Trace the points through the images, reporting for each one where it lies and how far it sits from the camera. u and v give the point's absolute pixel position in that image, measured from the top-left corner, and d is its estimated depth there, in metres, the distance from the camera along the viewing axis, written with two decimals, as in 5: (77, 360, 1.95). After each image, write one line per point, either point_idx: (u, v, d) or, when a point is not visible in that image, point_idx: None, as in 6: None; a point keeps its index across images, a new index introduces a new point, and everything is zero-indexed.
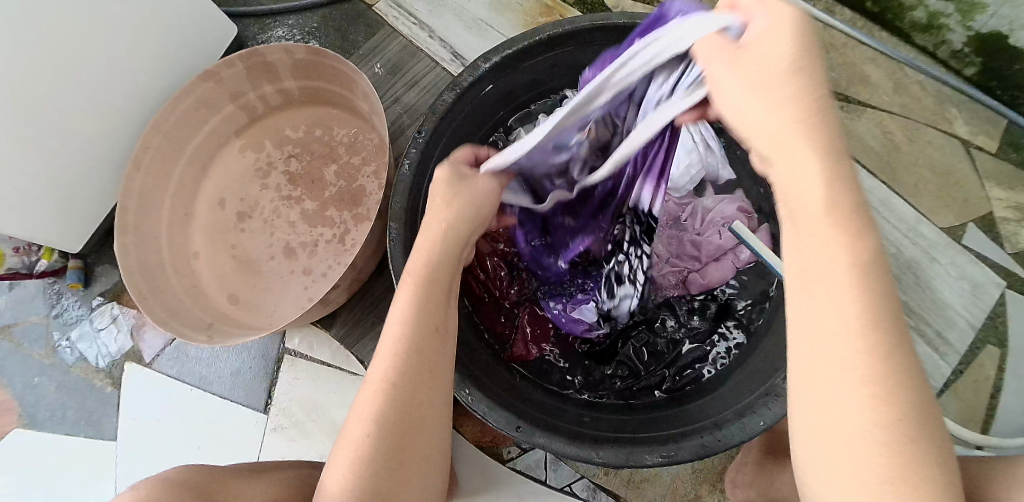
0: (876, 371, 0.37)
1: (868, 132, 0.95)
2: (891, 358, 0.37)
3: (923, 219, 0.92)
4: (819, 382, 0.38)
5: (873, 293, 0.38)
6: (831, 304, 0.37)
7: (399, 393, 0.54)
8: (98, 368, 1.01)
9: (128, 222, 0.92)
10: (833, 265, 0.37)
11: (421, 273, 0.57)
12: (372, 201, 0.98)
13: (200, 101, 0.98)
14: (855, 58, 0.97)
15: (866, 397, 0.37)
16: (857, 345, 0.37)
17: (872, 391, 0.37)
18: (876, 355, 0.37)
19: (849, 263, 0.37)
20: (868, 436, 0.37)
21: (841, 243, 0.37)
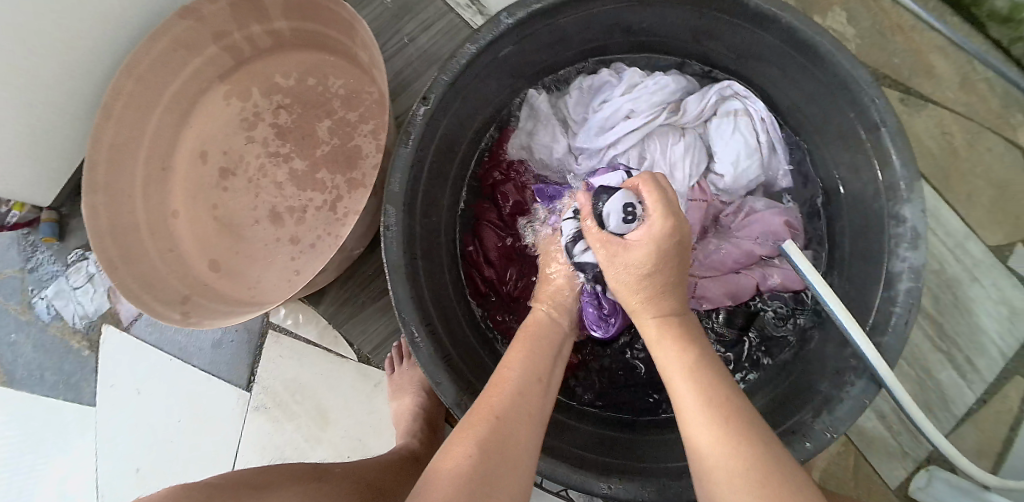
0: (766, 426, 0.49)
1: (926, 131, 0.85)
2: (710, 393, 0.49)
3: (970, 234, 0.84)
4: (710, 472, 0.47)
5: (707, 383, 0.50)
6: (691, 419, 0.49)
7: (511, 401, 0.56)
8: (74, 328, 0.95)
9: (97, 179, 0.83)
10: (685, 392, 0.50)
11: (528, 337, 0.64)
12: (369, 165, 0.88)
13: (179, 41, 0.87)
14: (922, 44, 0.85)
15: (710, 440, 0.47)
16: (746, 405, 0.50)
17: (715, 434, 0.47)
18: (723, 434, 0.47)
19: (699, 403, 0.49)
20: (736, 486, 0.45)
21: (694, 383, 0.50)
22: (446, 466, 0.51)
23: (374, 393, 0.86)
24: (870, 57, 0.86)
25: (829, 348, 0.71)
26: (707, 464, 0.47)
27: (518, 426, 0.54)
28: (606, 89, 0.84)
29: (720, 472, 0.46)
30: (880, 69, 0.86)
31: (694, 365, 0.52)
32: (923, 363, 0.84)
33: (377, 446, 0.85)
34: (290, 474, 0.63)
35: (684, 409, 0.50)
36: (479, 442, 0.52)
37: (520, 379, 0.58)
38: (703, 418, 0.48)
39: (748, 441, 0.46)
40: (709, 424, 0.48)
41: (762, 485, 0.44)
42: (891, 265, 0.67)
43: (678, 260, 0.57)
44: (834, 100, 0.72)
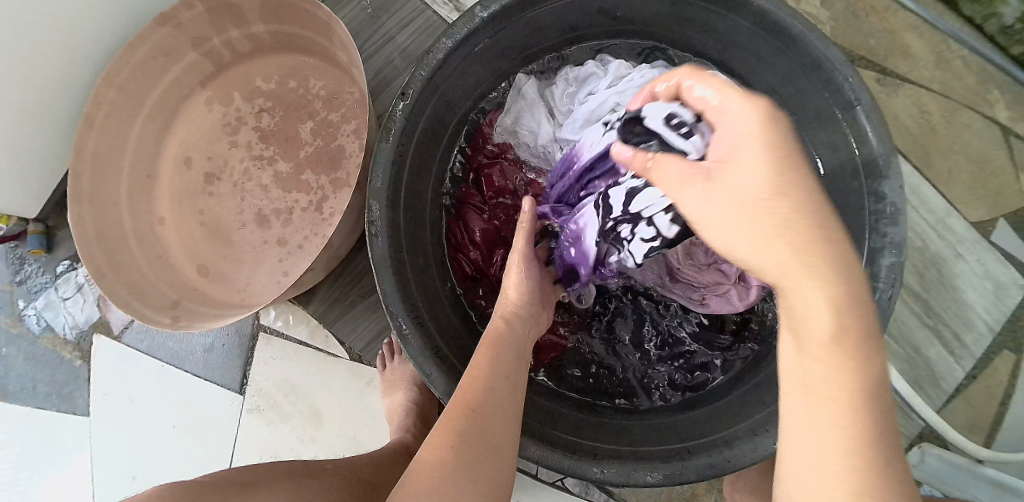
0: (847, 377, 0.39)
1: (904, 109, 0.85)
2: (857, 339, 0.39)
3: (953, 210, 0.84)
4: (811, 435, 0.41)
5: (859, 334, 0.39)
6: (812, 361, 0.40)
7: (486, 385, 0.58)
8: (66, 339, 0.95)
9: (82, 189, 0.83)
10: (825, 323, 0.39)
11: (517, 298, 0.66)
12: (352, 164, 0.88)
13: (158, 49, 0.87)
14: (897, 24, 0.86)
15: (836, 419, 0.39)
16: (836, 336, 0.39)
17: (844, 408, 0.39)
18: (854, 403, 0.39)
19: (844, 365, 0.39)
20: (840, 467, 0.39)
21: (842, 342, 0.39)
22: (427, 457, 0.54)
23: (366, 390, 0.87)
24: (846, 38, 0.86)
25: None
26: (822, 437, 0.40)
27: (497, 406, 0.57)
28: (593, 80, 0.81)
29: (828, 456, 0.39)
30: (856, 50, 0.86)
31: (840, 291, 0.39)
32: (911, 341, 0.84)
33: (372, 441, 0.86)
34: (282, 470, 0.63)
35: (809, 333, 0.40)
36: (458, 429, 0.55)
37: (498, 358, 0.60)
38: (833, 373, 0.40)
39: (879, 428, 0.39)
40: (840, 381, 0.39)
41: (865, 478, 0.39)
42: (873, 242, 0.68)
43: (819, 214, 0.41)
44: (811, 81, 0.72)
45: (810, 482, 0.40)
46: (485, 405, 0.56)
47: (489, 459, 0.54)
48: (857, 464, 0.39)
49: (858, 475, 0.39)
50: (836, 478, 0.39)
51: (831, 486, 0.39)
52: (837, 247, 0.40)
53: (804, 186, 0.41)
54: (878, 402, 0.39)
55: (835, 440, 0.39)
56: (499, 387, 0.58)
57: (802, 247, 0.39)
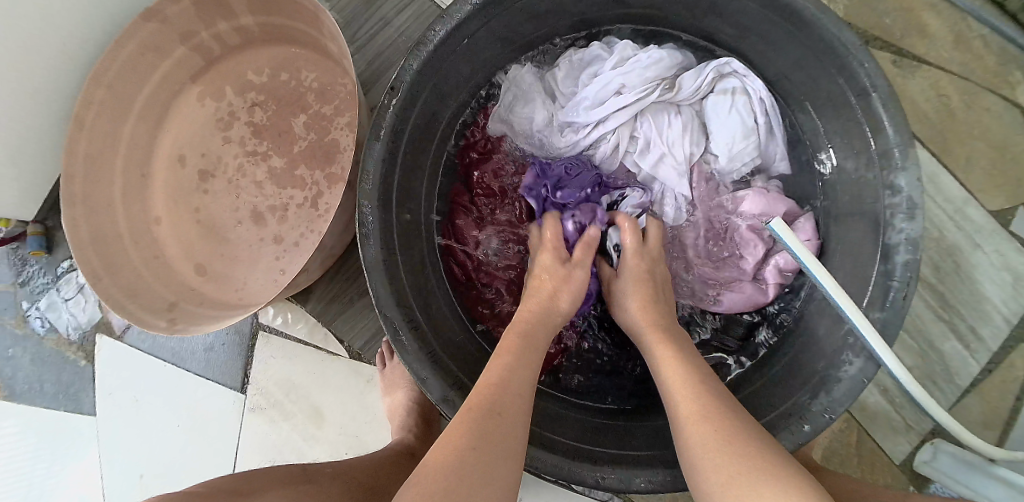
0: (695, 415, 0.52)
1: (920, 92, 0.81)
2: (707, 395, 0.53)
3: (970, 199, 0.80)
4: (692, 463, 0.51)
5: (694, 375, 0.56)
6: (676, 411, 0.53)
7: (501, 388, 0.56)
8: (70, 340, 0.95)
9: (75, 191, 0.82)
10: (671, 375, 0.57)
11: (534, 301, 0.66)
12: (346, 158, 0.86)
13: (145, 44, 0.84)
14: (914, 1, 0.81)
15: (703, 442, 0.50)
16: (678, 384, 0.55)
17: (703, 433, 0.50)
18: (721, 439, 0.49)
19: (689, 400, 0.53)
20: (720, 477, 0.48)
21: (687, 393, 0.54)
22: (433, 456, 0.51)
23: (366, 389, 0.86)
24: (859, 17, 0.82)
25: (828, 326, 0.69)
26: (700, 464, 0.49)
27: (515, 407, 0.55)
28: (598, 63, 0.81)
29: (710, 477, 0.49)
30: (869, 30, 0.82)
31: (695, 368, 0.57)
32: (924, 334, 0.81)
33: (374, 439, 0.85)
34: (280, 477, 0.62)
35: (665, 398, 0.56)
36: (470, 427, 0.52)
37: (515, 363, 0.59)
38: (698, 424, 0.51)
39: (751, 443, 0.49)
40: (699, 422, 0.51)
41: (745, 478, 0.47)
42: (887, 237, 0.65)
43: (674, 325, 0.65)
44: (821, 67, 0.69)
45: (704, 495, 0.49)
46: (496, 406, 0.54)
47: (502, 465, 0.51)
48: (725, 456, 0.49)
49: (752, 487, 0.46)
50: (721, 491, 0.48)
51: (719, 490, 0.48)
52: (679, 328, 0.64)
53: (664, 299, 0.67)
54: (733, 419, 0.51)
55: (711, 461, 0.49)
56: (515, 389, 0.56)
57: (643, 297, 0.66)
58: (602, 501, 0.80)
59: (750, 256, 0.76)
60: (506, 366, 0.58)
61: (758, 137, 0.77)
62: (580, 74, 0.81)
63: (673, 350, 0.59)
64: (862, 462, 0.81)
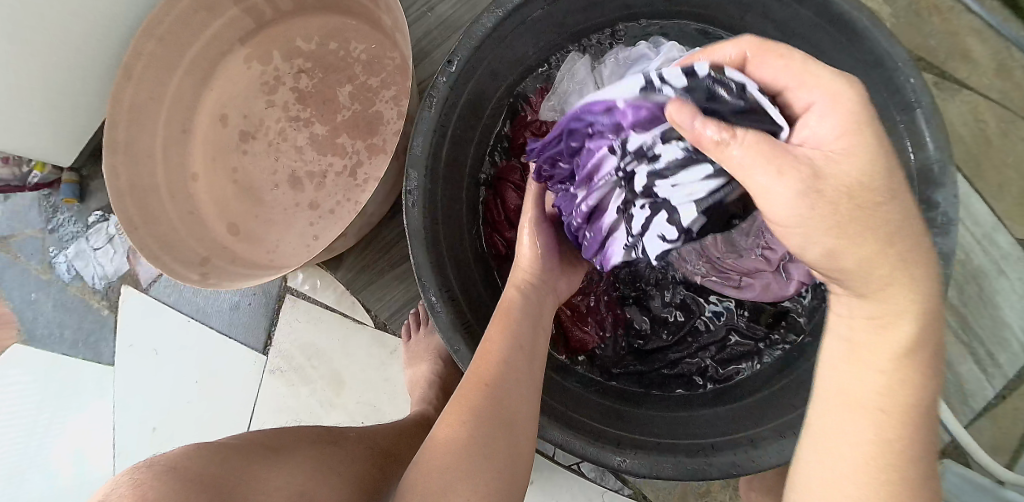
0: (900, 354, 0.43)
1: (958, 116, 0.82)
2: (915, 360, 0.43)
3: (1000, 226, 0.81)
4: (846, 408, 0.45)
5: (918, 343, 0.43)
6: (869, 364, 0.44)
7: (501, 362, 0.58)
8: (94, 289, 0.96)
9: (118, 139, 0.83)
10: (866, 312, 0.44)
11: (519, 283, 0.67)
12: (389, 131, 0.87)
13: (200, 1, 0.85)
14: (960, 27, 0.82)
15: (879, 392, 0.43)
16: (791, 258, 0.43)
17: (885, 383, 0.43)
18: (896, 416, 0.43)
19: (886, 371, 0.43)
20: (860, 455, 0.43)
21: (888, 343, 0.43)
22: (444, 440, 0.55)
23: (389, 360, 0.87)
24: (905, 37, 0.83)
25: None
26: (856, 442, 0.44)
27: (515, 381, 0.57)
28: (643, 63, 0.77)
29: (850, 440, 0.44)
30: (914, 51, 0.83)
31: (917, 346, 0.43)
32: (943, 354, 0.82)
33: (391, 410, 0.86)
34: (307, 437, 0.62)
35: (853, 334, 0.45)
36: (475, 411, 0.55)
37: (510, 332, 0.60)
38: (877, 374, 0.44)
39: (917, 439, 0.43)
40: (883, 379, 0.43)
41: (883, 465, 0.43)
42: None
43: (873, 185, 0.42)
44: (871, 81, 0.70)
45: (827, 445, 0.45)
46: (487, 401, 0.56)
47: (509, 443, 0.55)
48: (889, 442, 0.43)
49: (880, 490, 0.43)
50: (851, 464, 0.44)
51: (856, 451, 0.44)
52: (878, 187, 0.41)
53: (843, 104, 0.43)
54: (927, 379, 0.43)
55: (860, 439, 0.44)
56: (513, 357, 0.59)
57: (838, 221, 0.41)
58: (614, 490, 0.80)
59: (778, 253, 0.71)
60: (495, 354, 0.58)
61: None
62: (623, 73, 0.77)
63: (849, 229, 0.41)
64: None
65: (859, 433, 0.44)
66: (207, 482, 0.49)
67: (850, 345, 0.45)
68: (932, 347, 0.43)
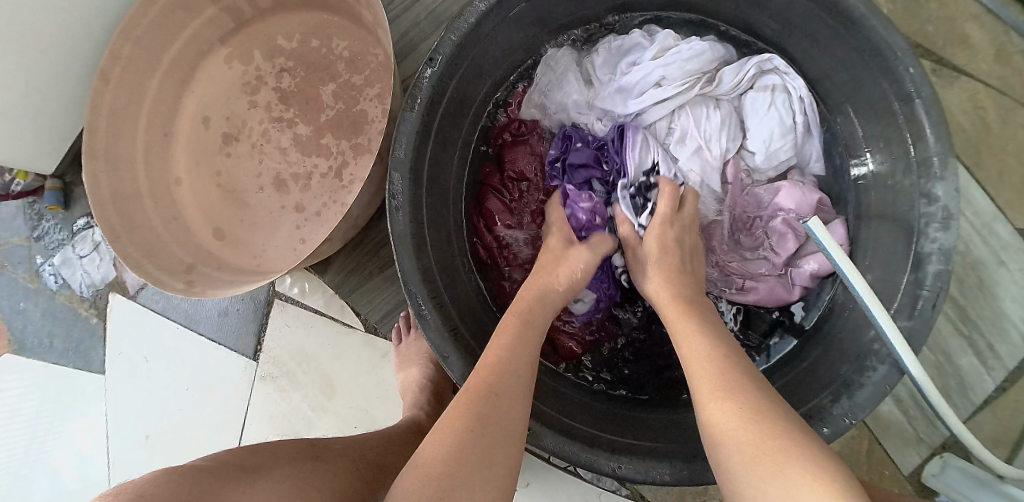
0: (720, 384, 0.51)
1: (957, 103, 0.80)
2: (731, 372, 0.52)
3: (1000, 215, 0.79)
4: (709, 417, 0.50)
5: (725, 361, 0.53)
6: (704, 383, 0.52)
7: (507, 378, 0.55)
8: (83, 297, 0.94)
9: (98, 145, 0.81)
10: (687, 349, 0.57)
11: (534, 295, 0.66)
12: (374, 130, 0.85)
13: (177, 0, 0.83)
14: (958, 11, 0.80)
15: (728, 409, 0.49)
16: (676, 314, 0.62)
17: (730, 404, 0.50)
18: (746, 410, 0.49)
19: (711, 372, 0.53)
20: (751, 442, 0.47)
21: (696, 355, 0.55)
22: (437, 443, 0.50)
23: (381, 363, 0.86)
24: (902, 22, 0.80)
25: (849, 332, 0.69)
26: (724, 425, 0.49)
27: (519, 397, 0.55)
28: (636, 51, 0.79)
29: (730, 439, 0.48)
30: (912, 37, 0.80)
31: (723, 361, 0.54)
32: (943, 347, 0.80)
33: (384, 414, 0.85)
34: (291, 454, 0.61)
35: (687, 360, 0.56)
36: (477, 414, 0.52)
37: (521, 349, 0.59)
38: (724, 396, 0.50)
39: (793, 430, 0.47)
40: (730, 401, 0.50)
41: (779, 447, 0.46)
42: (919, 246, 0.64)
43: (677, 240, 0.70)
44: (867, 70, 0.68)
45: (719, 453, 0.49)
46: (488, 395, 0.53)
47: (508, 456, 0.51)
48: (754, 427, 0.47)
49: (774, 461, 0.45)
50: (744, 456, 0.46)
51: (742, 451, 0.47)
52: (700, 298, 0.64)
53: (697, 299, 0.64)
54: (745, 385, 0.51)
55: (736, 425, 0.48)
56: (520, 376, 0.56)
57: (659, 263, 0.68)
58: (610, 491, 0.79)
59: (782, 253, 0.75)
60: (500, 347, 0.58)
61: (795, 135, 0.76)
62: (618, 62, 0.80)
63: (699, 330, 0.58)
64: (871, 471, 0.81)
65: (729, 427, 0.48)
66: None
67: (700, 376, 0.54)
68: (736, 363, 0.54)
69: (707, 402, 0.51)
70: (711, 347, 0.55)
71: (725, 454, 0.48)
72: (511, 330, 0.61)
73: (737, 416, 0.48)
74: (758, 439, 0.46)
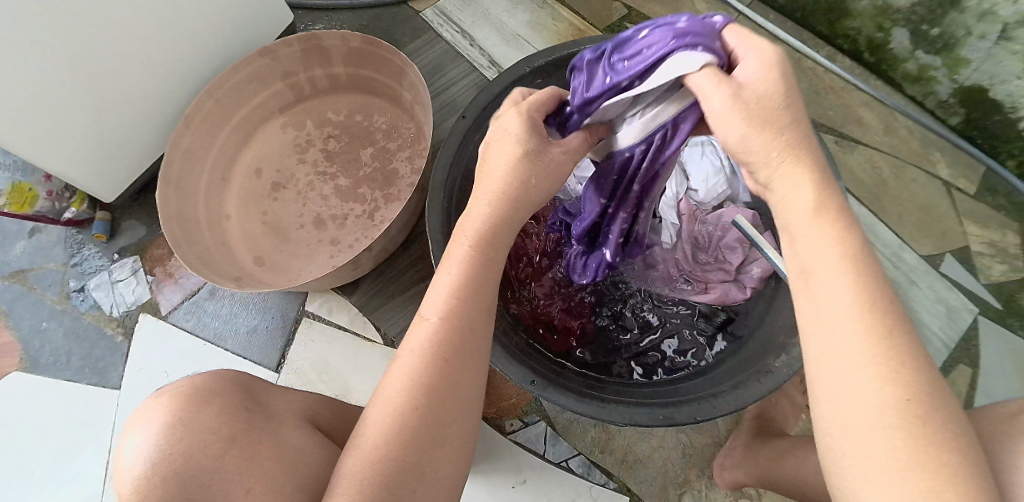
0: (889, 358, 0.41)
1: (859, 165, 1.05)
2: (899, 343, 0.42)
3: (904, 246, 1.00)
4: (840, 382, 0.42)
5: (890, 326, 0.42)
6: (844, 333, 0.42)
7: (456, 329, 0.54)
8: (111, 316, 1.03)
9: (171, 175, 0.97)
10: (847, 296, 0.43)
11: (478, 236, 0.57)
12: (404, 183, 1.04)
13: (254, 74, 1.05)
14: (851, 100, 1.08)
15: (884, 398, 0.41)
16: (818, 210, 0.45)
17: (893, 390, 0.41)
18: (903, 403, 0.41)
19: (868, 334, 0.42)
20: (900, 446, 0.40)
21: (865, 308, 0.42)
22: (383, 403, 0.53)
23: None
24: (810, 109, 1.08)
25: (777, 310, 0.82)
26: (864, 409, 0.41)
27: (476, 346, 0.55)
28: None
29: (876, 434, 0.41)
30: (819, 119, 1.08)
31: (886, 319, 0.42)
32: None
33: None
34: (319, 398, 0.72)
35: (836, 300, 0.43)
36: (429, 381, 0.53)
37: (478, 286, 0.56)
38: (880, 371, 0.41)
39: (947, 440, 0.40)
40: (893, 384, 0.41)
41: (938, 468, 0.39)
42: None
43: (788, 95, 0.47)
44: None
45: (850, 436, 0.42)
46: (456, 349, 0.54)
47: (467, 417, 0.54)
48: (905, 425, 0.40)
49: (919, 477, 0.40)
50: (895, 464, 0.40)
51: (888, 451, 0.40)
52: (833, 197, 0.46)
53: (839, 210, 0.45)
54: (909, 361, 0.42)
55: (880, 413, 0.41)
56: (476, 318, 0.56)
57: (757, 119, 0.46)
58: (600, 485, 0.85)
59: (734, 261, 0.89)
60: (463, 295, 0.55)
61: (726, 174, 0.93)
62: None
63: (846, 247, 0.44)
64: None
65: (874, 423, 0.41)
66: (236, 430, 0.60)
67: (864, 323, 0.42)
68: (901, 328, 0.42)
69: (863, 367, 0.42)
70: (882, 309, 0.42)
71: (863, 445, 0.41)
72: (469, 268, 0.56)
73: (896, 412, 0.41)
74: (908, 436, 0.40)
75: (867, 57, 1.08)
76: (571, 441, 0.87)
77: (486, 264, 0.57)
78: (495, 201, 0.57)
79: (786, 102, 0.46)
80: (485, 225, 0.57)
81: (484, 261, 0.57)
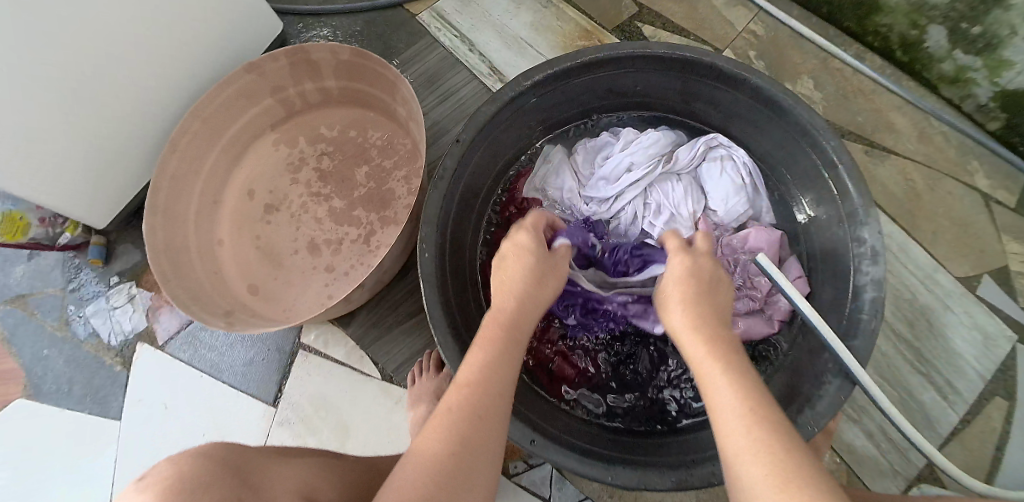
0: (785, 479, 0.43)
1: (889, 177, 0.96)
2: (794, 467, 0.44)
3: (940, 267, 0.92)
4: None
5: (784, 455, 0.45)
6: (745, 469, 0.46)
7: (484, 387, 0.56)
8: (110, 345, 1.01)
9: (158, 203, 0.93)
10: (740, 433, 0.47)
11: (507, 315, 0.62)
12: (401, 204, 0.99)
13: (241, 91, 0.99)
14: (882, 105, 0.98)
15: None
16: (713, 363, 0.53)
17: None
18: None
19: (765, 464, 0.44)
20: None
21: (755, 438, 0.46)
22: (412, 458, 0.52)
23: (394, 409, 0.91)
24: (837, 115, 0.98)
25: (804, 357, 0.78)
26: None
27: (497, 405, 0.55)
28: (607, 148, 0.96)
29: None
30: (847, 126, 0.98)
31: (783, 449, 0.45)
32: (904, 384, 0.88)
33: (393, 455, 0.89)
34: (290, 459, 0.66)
35: (731, 441, 0.47)
36: (453, 431, 0.53)
37: (499, 354, 0.59)
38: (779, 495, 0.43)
39: None
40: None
41: None
42: (857, 280, 0.76)
43: (714, 270, 0.65)
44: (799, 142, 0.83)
45: None
46: (482, 405, 0.55)
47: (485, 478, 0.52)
48: None
49: None
50: None
51: None
52: (736, 355, 0.53)
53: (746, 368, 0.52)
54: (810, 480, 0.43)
55: None
56: (502, 382, 0.57)
57: (687, 301, 0.60)
58: None
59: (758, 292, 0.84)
60: (493, 358, 0.58)
61: (747, 193, 0.90)
62: (594, 159, 0.97)
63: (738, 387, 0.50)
64: None
65: None
66: None
67: (754, 455, 0.45)
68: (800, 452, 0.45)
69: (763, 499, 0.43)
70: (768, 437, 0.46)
71: None
72: (494, 340, 0.60)
73: None
74: None
75: (898, 54, 0.98)
76: (579, 485, 0.84)
77: (513, 336, 0.61)
78: (516, 300, 0.64)
79: (718, 282, 0.64)
80: (515, 307, 0.63)
81: (512, 338, 0.60)
